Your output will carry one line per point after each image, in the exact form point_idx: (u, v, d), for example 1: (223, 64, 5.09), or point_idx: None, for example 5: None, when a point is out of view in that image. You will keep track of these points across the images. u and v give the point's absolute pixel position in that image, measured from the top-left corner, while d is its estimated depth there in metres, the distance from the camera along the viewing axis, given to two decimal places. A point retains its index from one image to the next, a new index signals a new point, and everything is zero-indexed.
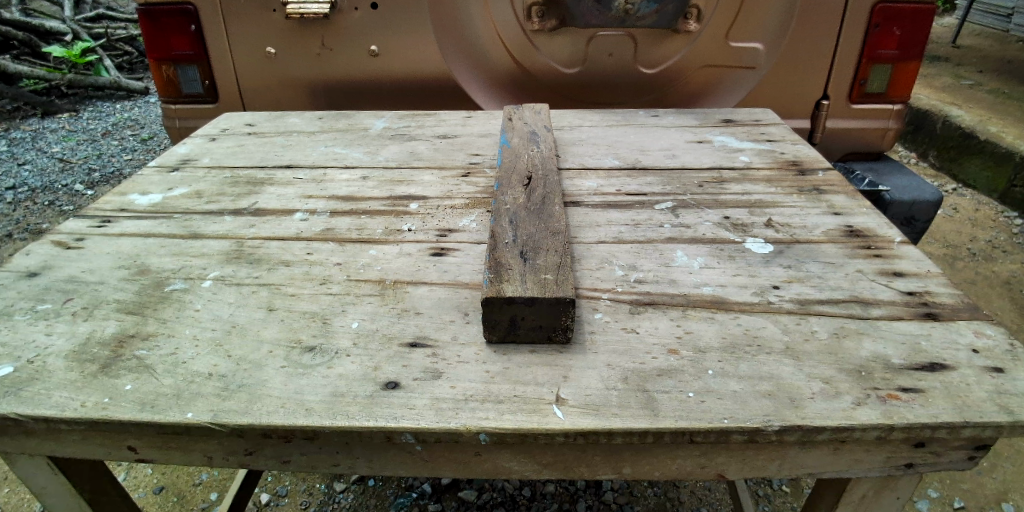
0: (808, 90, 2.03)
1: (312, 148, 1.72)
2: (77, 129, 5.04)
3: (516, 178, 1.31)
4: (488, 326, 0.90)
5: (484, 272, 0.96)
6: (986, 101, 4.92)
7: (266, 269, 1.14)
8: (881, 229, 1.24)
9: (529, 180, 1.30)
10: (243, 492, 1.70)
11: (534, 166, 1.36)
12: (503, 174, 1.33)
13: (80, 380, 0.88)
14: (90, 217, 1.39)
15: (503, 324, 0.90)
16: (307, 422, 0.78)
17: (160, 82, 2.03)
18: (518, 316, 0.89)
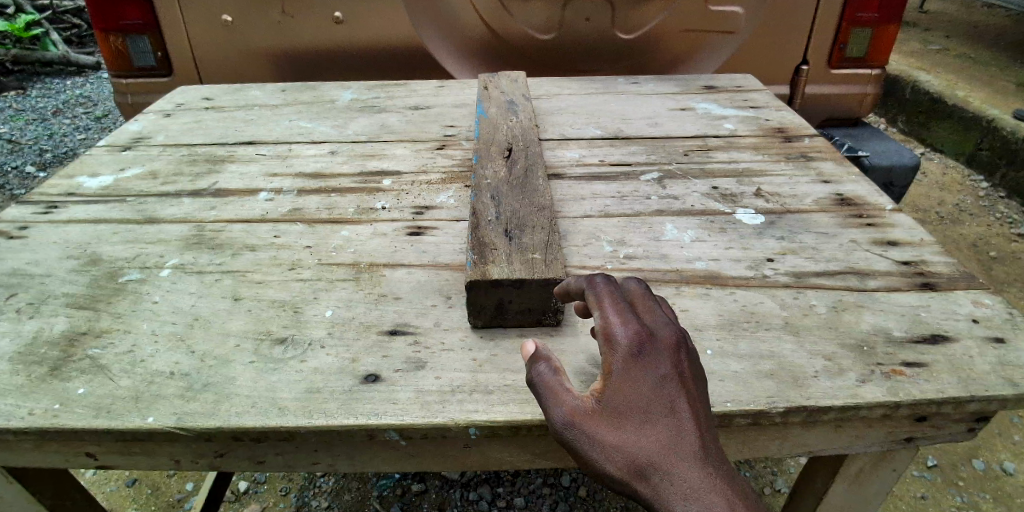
0: (789, 54, 1.99)
1: (275, 122, 1.61)
2: (25, 108, 4.74)
3: (496, 150, 1.24)
4: (474, 312, 0.84)
5: (467, 253, 0.90)
6: (955, 66, 4.97)
7: (229, 255, 1.06)
8: (871, 196, 1.21)
9: (510, 152, 1.23)
10: (220, 483, 1.63)
11: (513, 138, 1.29)
12: (482, 146, 1.26)
13: (26, 385, 0.80)
14: (34, 203, 1.28)
15: (490, 308, 0.84)
16: (281, 423, 0.71)
17: (108, 54, 1.89)
18: (505, 300, 0.84)
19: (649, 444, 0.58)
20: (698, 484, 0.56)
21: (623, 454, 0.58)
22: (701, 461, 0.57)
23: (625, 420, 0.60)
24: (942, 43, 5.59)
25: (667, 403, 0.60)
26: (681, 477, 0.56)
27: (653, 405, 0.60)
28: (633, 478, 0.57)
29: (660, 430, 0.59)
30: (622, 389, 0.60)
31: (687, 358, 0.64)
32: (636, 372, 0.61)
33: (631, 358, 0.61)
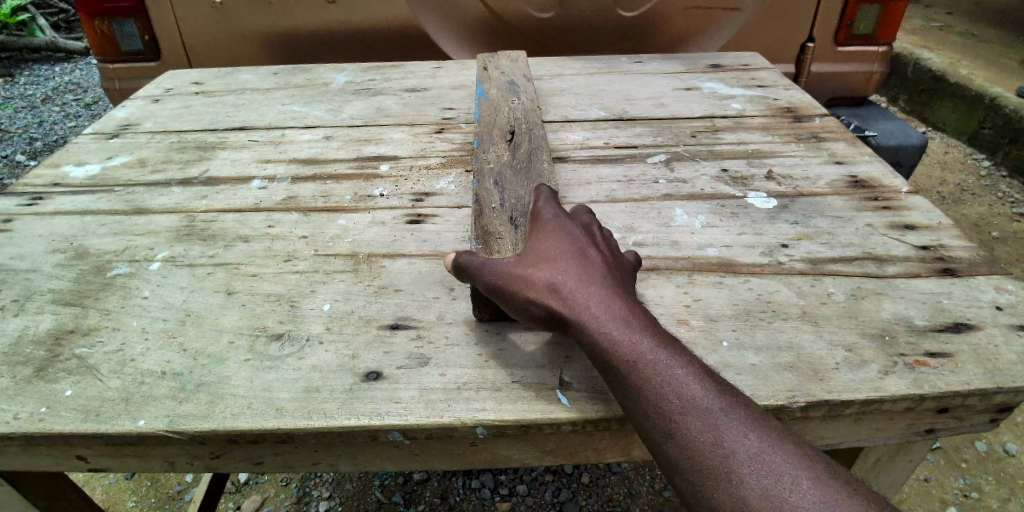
0: (795, 31, 1.93)
1: (267, 106, 1.56)
2: (13, 96, 4.64)
3: (497, 133, 1.19)
4: (479, 304, 0.80)
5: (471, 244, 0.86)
6: (957, 43, 4.90)
7: (221, 247, 1.01)
8: (886, 178, 1.17)
9: (513, 135, 1.18)
10: (215, 489, 1.57)
11: (515, 120, 1.24)
12: (483, 129, 1.21)
13: (11, 388, 0.76)
14: (18, 194, 1.23)
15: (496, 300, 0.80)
16: (279, 425, 0.68)
17: (93, 38, 1.82)
18: None
19: (562, 271, 0.76)
20: (596, 293, 0.74)
21: (540, 277, 0.76)
22: (601, 281, 0.76)
23: (544, 260, 0.79)
24: (943, 20, 5.51)
25: (578, 250, 0.80)
26: (575, 288, 0.74)
27: (566, 252, 0.79)
28: (546, 291, 0.74)
29: (570, 264, 0.78)
30: (538, 241, 0.82)
31: (599, 230, 0.85)
32: (555, 234, 0.83)
33: (552, 228, 0.84)
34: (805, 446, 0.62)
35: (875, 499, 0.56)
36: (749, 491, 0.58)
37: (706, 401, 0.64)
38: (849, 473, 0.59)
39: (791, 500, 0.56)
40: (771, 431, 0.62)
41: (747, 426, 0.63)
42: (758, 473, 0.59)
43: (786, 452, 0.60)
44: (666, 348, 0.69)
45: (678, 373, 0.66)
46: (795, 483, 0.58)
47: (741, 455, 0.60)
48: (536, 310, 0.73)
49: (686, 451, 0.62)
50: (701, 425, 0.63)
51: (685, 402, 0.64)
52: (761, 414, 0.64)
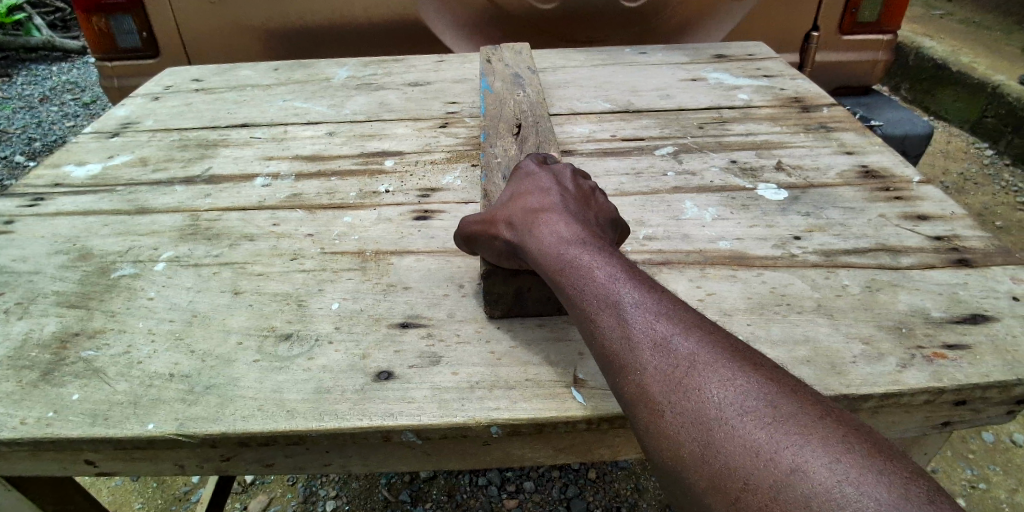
0: (800, 20, 1.91)
1: (268, 103, 1.54)
2: (11, 96, 4.62)
3: (504, 127, 1.17)
4: (490, 301, 0.79)
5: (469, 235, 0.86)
6: (960, 30, 4.87)
7: (226, 246, 1.00)
8: (897, 168, 1.15)
9: (519, 128, 1.16)
10: (220, 495, 1.55)
11: (521, 113, 1.22)
12: (489, 123, 1.19)
13: (17, 392, 0.76)
14: (18, 195, 1.22)
15: (507, 297, 0.79)
16: (291, 427, 0.67)
17: (89, 35, 1.80)
18: (525, 287, 0.79)
19: (524, 207, 0.82)
20: (546, 221, 0.77)
21: (502, 214, 0.81)
22: (554, 211, 0.79)
23: (510, 202, 0.84)
24: (946, 7, 5.47)
25: (542, 188, 0.84)
26: (525, 217, 0.79)
27: (532, 192, 0.85)
28: (503, 228, 0.79)
29: (532, 200, 0.82)
30: (511, 191, 0.88)
31: (570, 169, 0.89)
32: (527, 180, 0.88)
33: (525, 175, 0.89)
34: (719, 336, 0.62)
35: (775, 377, 0.57)
36: (653, 376, 0.60)
37: (626, 301, 0.66)
38: (759, 358, 0.60)
39: (690, 381, 0.58)
40: (687, 323, 0.63)
41: (660, 320, 0.64)
42: (663, 359, 0.60)
43: (694, 341, 0.61)
44: (596, 260, 0.71)
45: (602, 280, 0.69)
46: (696, 365, 0.59)
47: (646, 343, 0.62)
48: (496, 245, 0.79)
49: (604, 346, 0.65)
50: (619, 321, 0.65)
51: (606, 301, 0.67)
52: (680, 309, 0.66)
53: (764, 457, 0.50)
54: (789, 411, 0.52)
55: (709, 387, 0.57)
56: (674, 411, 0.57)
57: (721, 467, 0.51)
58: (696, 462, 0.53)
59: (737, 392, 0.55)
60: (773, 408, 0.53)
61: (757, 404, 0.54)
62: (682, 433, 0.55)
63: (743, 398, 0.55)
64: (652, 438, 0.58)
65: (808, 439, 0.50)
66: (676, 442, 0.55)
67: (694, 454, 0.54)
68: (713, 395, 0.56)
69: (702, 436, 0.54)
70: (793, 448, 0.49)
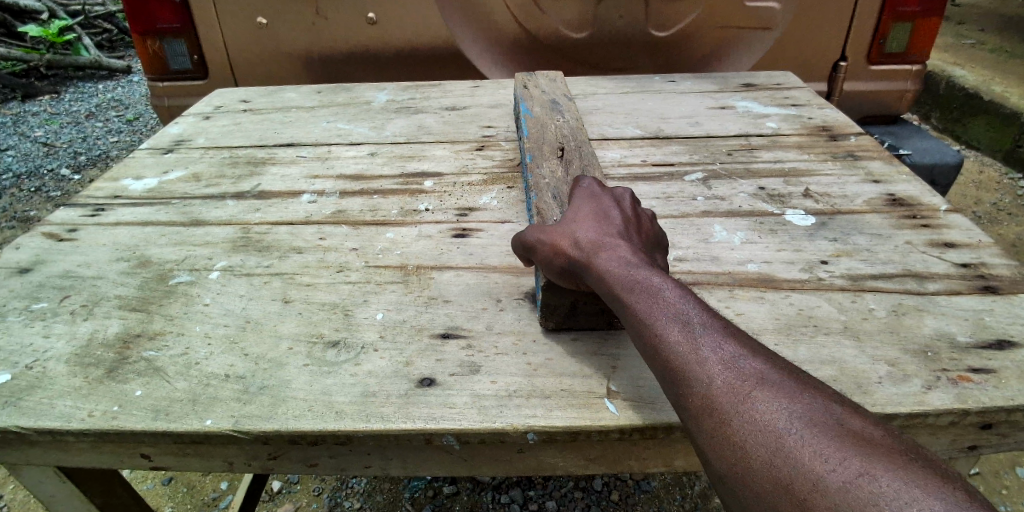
0: (827, 50, 1.95)
1: (313, 124, 1.62)
2: (59, 111, 4.86)
3: (548, 150, 1.22)
4: (545, 312, 0.83)
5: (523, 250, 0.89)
6: (991, 60, 4.83)
7: (276, 257, 1.06)
8: (924, 196, 1.18)
9: (562, 151, 1.21)
10: (250, 498, 1.60)
11: (563, 138, 1.27)
12: (533, 145, 1.24)
13: (85, 387, 0.81)
14: (82, 205, 1.30)
15: (562, 309, 0.83)
16: (339, 427, 0.72)
17: (145, 57, 1.92)
18: (579, 301, 0.82)
19: (585, 229, 0.85)
20: (610, 243, 0.81)
21: (564, 232, 0.84)
22: (617, 236, 0.83)
23: (571, 222, 0.87)
24: (977, 37, 5.44)
25: (603, 213, 0.88)
26: (589, 237, 0.82)
27: (592, 215, 0.88)
28: (568, 244, 0.82)
29: (593, 222, 0.86)
30: (571, 210, 0.91)
31: (629, 196, 0.92)
32: (586, 203, 0.92)
33: (584, 199, 0.93)
34: (782, 360, 0.65)
35: (840, 400, 0.59)
36: (720, 387, 0.62)
37: (693, 319, 0.69)
38: (823, 382, 0.62)
39: (757, 394, 0.60)
40: (752, 346, 0.66)
41: (727, 340, 0.66)
42: (729, 373, 0.62)
43: (760, 360, 0.63)
44: (662, 281, 0.74)
45: (669, 299, 0.71)
46: (762, 381, 0.61)
47: (714, 358, 0.64)
48: (558, 261, 0.81)
49: (668, 358, 0.67)
50: (685, 336, 0.67)
51: (672, 317, 0.69)
52: (743, 333, 0.68)
53: (832, 464, 0.52)
54: (856, 427, 0.54)
55: (776, 401, 0.59)
56: (741, 420, 0.59)
57: (791, 473, 0.53)
58: (764, 468, 0.55)
59: (804, 407, 0.58)
60: (839, 424, 0.55)
61: (824, 419, 0.56)
62: (749, 441, 0.57)
63: (810, 413, 0.57)
64: (718, 445, 0.60)
65: (875, 451, 0.51)
66: (742, 449, 0.58)
67: (761, 460, 0.56)
68: (780, 408, 0.58)
69: (769, 444, 0.56)
70: (860, 456, 0.51)
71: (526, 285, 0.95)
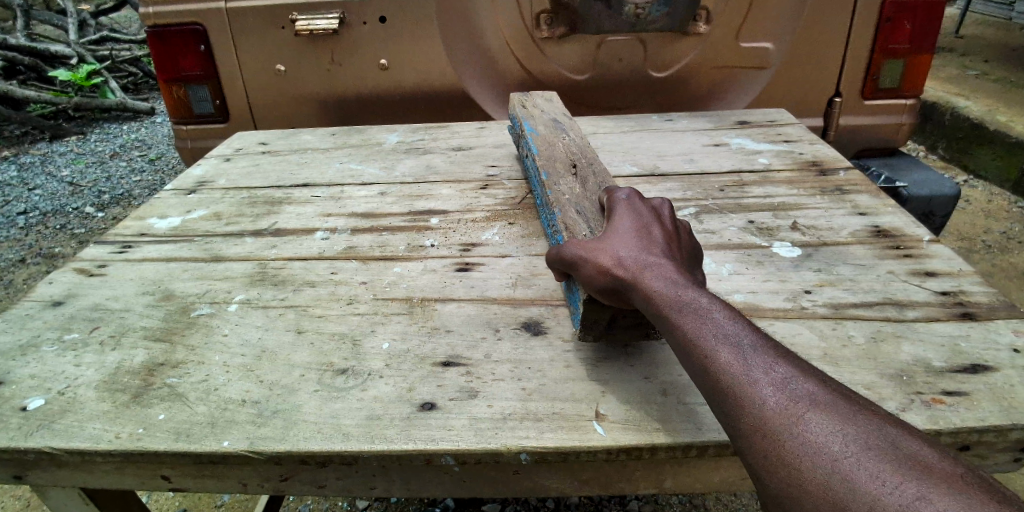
0: (820, 88, 2.03)
1: (327, 165, 1.72)
2: (85, 152, 5.08)
3: (561, 167, 1.29)
4: (585, 327, 0.91)
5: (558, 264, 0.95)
6: (995, 90, 4.90)
7: (291, 291, 1.13)
8: (909, 228, 1.23)
9: (576, 168, 1.28)
10: None
11: (574, 155, 1.35)
12: (546, 163, 1.31)
13: (113, 411, 0.88)
14: (110, 243, 1.39)
15: (601, 323, 0.90)
16: (346, 447, 0.77)
17: (171, 103, 2.05)
18: (617, 316, 0.89)
19: (627, 245, 0.88)
20: (654, 261, 0.83)
21: (607, 250, 0.87)
22: (660, 253, 0.86)
23: (613, 238, 0.90)
24: (981, 68, 5.53)
25: (644, 229, 0.92)
26: (634, 254, 0.85)
27: (633, 231, 0.92)
28: (611, 261, 0.85)
29: (635, 238, 0.89)
30: (613, 226, 0.95)
31: (667, 215, 0.97)
32: (625, 218, 0.95)
33: (624, 214, 0.97)
34: (834, 383, 0.65)
35: (894, 423, 0.58)
36: (772, 409, 0.62)
37: (742, 340, 0.70)
38: (878, 405, 0.61)
39: (809, 415, 0.60)
40: (804, 368, 0.66)
41: (779, 363, 0.67)
42: (780, 394, 0.63)
43: (812, 383, 0.64)
44: (712, 303, 0.75)
45: (718, 320, 0.73)
46: (815, 403, 0.61)
47: (765, 379, 0.65)
48: (602, 279, 0.84)
49: (718, 378, 0.67)
50: (734, 356, 0.68)
51: (720, 338, 0.70)
52: (794, 355, 0.69)
53: (889, 486, 0.51)
54: (913, 451, 0.54)
55: (829, 423, 0.59)
56: (794, 442, 0.59)
57: (847, 497, 0.53)
58: (818, 490, 0.55)
59: (859, 430, 0.57)
60: (895, 448, 0.54)
61: (879, 443, 0.55)
62: (802, 461, 0.57)
63: (865, 435, 0.56)
64: (771, 468, 0.59)
65: (932, 475, 0.50)
66: (796, 470, 0.57)
67: (814, 481, 0.55)
68: (834, 431, 0.58)
69: (823, 465, 0.56)
70: (918, 480, 0.50)
71: (523, 315, 1.01)
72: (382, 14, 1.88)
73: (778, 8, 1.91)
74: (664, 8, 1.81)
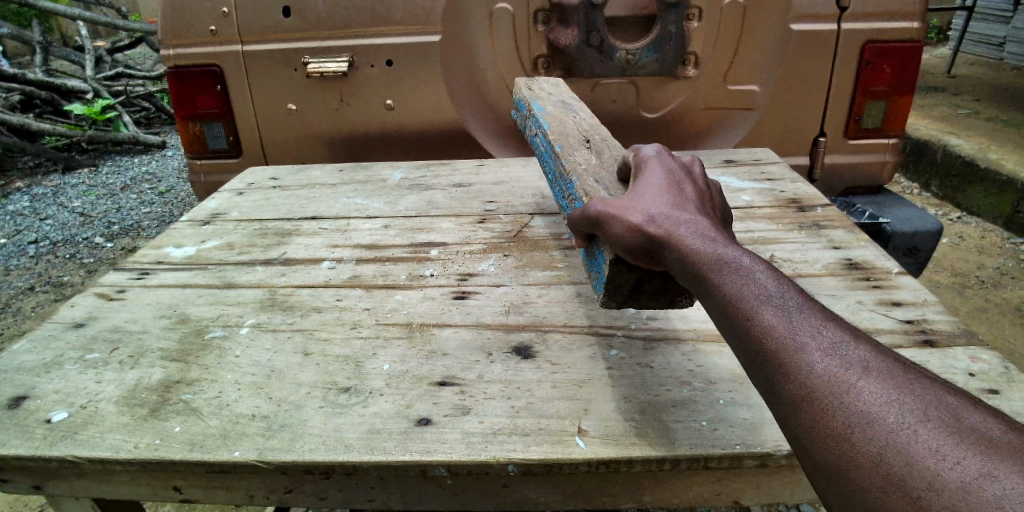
0: (804, 129, 2.14)
1: (335, 199, 1.82)
2: (97, 183, 5.23)
3: (575, 141, 1.37)
4: (609, 292, 0.94)
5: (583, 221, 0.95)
6: (986, 129, 5.04)
7: (299, 315, 1.21)
8: (879, 260, 1.31)
9: (589, 142, 1.37)
10: None
11: (585, 131, 1.44)
12: (560, 137, 1.39)
13: (132, 423, 0.95)
14: (128, 270, 1.48)
15: (626, 288, 0.93)
16: (348, 458, 0.84)
17: (186, 138, 2.17)
18: (643, 280, 0.92)
19: (660, 203, 0.87)
20: (689, 220, 0.83)
21: (639, 207, 0.87)
22: (694, 212, 0.85)
23: (644, 196, 0.90)
24: (972, 107, 5.69)
25: (676, 190, 0.92)
26: (668, 212, 0.84)
27: (665, 190, 0.91)
28: (644, 218, 0.84)
29: (667, 197, 0.89)
30: (642, 184, 0.94)
31: (695, 178, 0.98)
32: (656, 173, 0.97)
33: (653, 172, 0.97)
34: (885, 349, 0.64)
35: (950, 392, 0.57)
36: (822, 376, 0.61)
37: (788, 303, 0.69)
38: (933, 373, 0.61)
39: (862, 384, 0.59)
40: (853, 334, 0.66)
41: (827, 328, 0.66)
42: (831, 361, 0.62)
43: (863, 350, 0.63)
44: (755, 266, 0.75)
45: (763, 282, 0.72)
46: (867, 371, 0.61)
47: (814, 344, 0.64)
48: (635, 236, 0.83)
49: (764, 342, 0.67)
50: (780, 320, 0.67)
51: (765, 301, 0.70)
52: (841, 318, 0.68)
53: (949, 462, 0.51)
54: (972, 423, 0.53)
55: (882, 393, 0.58)
56: (846, 411, 0.58)
57: (903, 470, 0.52)
58: (870, 462, 0.55)
59: (915, 400, 0.57)
60: (952, 419, 0.54)
61: (936, 414, 0.55)
62: (854, 431, 0.57)
63: (922, 406, 0.56)
64: (820, 437, 0.59)
65: (995, 450, 0.50)
66: (848, 441, 0.57)
67: (867, 452, 0.55)
68: (888, 401, 0.57)
69: (877, 436, 0.56)
70: (981, 454, 0.50)
71: (514, 340, 1.09)
72: (389, 58, 2.00)
73: (761, 53, 2.03)
74: (653, 54, 1.96)
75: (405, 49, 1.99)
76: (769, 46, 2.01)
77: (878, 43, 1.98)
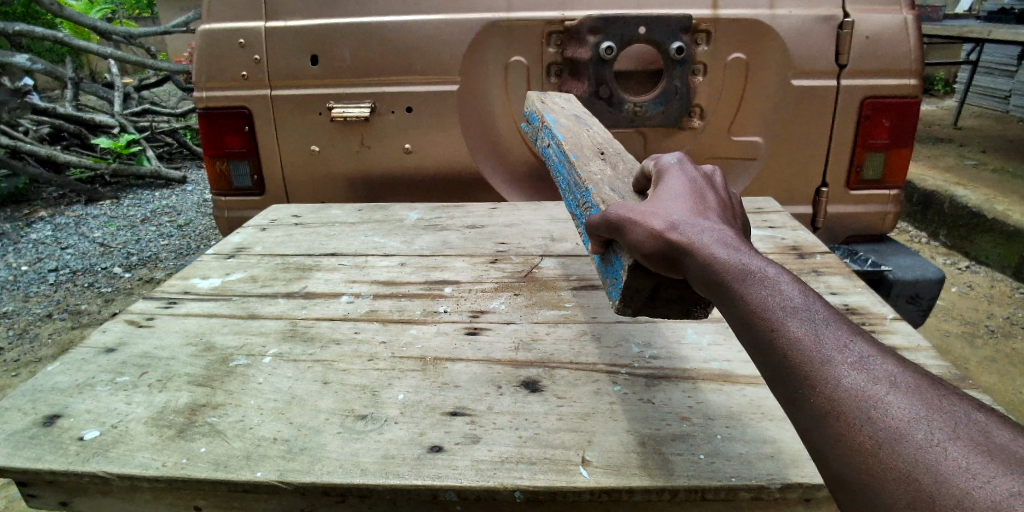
0: (805, 179, 2.22)
1: (354, 237, 1.90)
2: (119, 215, 5.40)
3: (590, 152, 1.45)
4: (625, 300, 0.98)
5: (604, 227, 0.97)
6: (992, 180, 5.11)
7: (319, 346, 1.28)
8: (875, 306, 1.37)
9: (603, 153, 1.45)
10: None
11: (599, 143, 1.53)
12: (575, 147, 1.47)
13: (160, 443, 1.01)
14: (157, 299, 1.56)
15: (644, 293, 0.97)
16: (364, 480, 0.89)
17: (213, 176, 2.28)
18: (661, 286, 0.96)
19: (682, 212, 0.88)
20: (712, 229, 0.82)
21: (662, 216, 0.87)
22: (716, 223, 0.85)
23: (665, 205, 0.90)
24: (979, 159, 5.78)
25: (698, 201, 0.92)
26: (691, 222, 0.84)
27: (687, 201, 0.92)
28: (667, 226, 0.84)
29: (689, 207, 0.89)
30: (664, 193, 0.95)
31: (716, 191, 0.98)
32: (678, 183, 0.98)
33: (675, 183, 0.98)
34: (914, 365, 0.61)
35: (983, 413, 0.54)
36: (847, 390, 0.59)
37: (813, 314, 0.67)
38: (965, 392, 0.57)
39: (889, 398, 0.56)
40: (881, 349, 0.63)
41: (854, 341, 0.64)
42: (858, 375, 0.59)
43: (891, 365, 0.60)
44: (779, 275, 0.72)
45: (787, 292, 0.70)
46: (895, 386, 0.57)
47: (840, 357, 0.62)
48: (657, 243, 0.84)
49: (787, 353, 0.65)
50: (804, 331, 0.65)
51: (790, 311, 0.67)
52: (869, 332, 0.65)
53: (979, 480, 0.47)
54: (1006, 444, 0.49)
55: (912, 409, 0.55)
56: (872, 426, 0.56)
57: (931, 487, 0.49)
58: (897, 479, 0.52)
59: (944, 418, 0.53)
60: (984, 438, 0.50)
61: (967, 434, 0.51)
62: (881, 448, 0.54)
63: (952, 425, 0.52)
64: (845, 452, 0.57)
65: None
66: (874, 457, 0.54)
67: (894, 469, 0.52)
68: (916, 417, 0.54)
69: (905, 453, 0.52)
70: (1015, 475, 0.46)
71: (523, 374, 1.14)
72: (408, 105, 2.13)
73: (762, 106, 2.13)
74: (659, 106, 2.07)
75: (423, 99, 2.11)
76: (770, 100, 2.12)
77: (875, 99, 2.09)
